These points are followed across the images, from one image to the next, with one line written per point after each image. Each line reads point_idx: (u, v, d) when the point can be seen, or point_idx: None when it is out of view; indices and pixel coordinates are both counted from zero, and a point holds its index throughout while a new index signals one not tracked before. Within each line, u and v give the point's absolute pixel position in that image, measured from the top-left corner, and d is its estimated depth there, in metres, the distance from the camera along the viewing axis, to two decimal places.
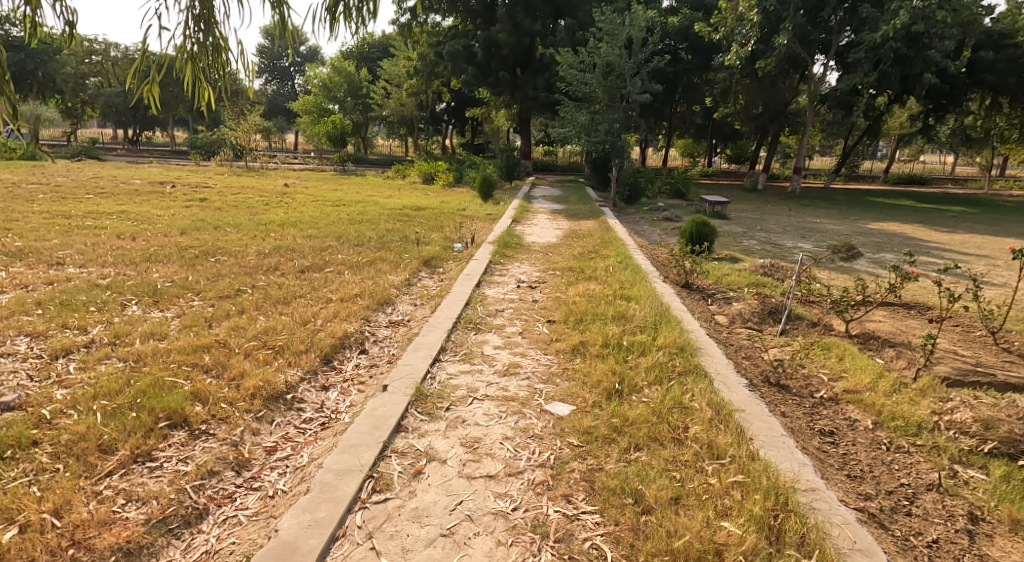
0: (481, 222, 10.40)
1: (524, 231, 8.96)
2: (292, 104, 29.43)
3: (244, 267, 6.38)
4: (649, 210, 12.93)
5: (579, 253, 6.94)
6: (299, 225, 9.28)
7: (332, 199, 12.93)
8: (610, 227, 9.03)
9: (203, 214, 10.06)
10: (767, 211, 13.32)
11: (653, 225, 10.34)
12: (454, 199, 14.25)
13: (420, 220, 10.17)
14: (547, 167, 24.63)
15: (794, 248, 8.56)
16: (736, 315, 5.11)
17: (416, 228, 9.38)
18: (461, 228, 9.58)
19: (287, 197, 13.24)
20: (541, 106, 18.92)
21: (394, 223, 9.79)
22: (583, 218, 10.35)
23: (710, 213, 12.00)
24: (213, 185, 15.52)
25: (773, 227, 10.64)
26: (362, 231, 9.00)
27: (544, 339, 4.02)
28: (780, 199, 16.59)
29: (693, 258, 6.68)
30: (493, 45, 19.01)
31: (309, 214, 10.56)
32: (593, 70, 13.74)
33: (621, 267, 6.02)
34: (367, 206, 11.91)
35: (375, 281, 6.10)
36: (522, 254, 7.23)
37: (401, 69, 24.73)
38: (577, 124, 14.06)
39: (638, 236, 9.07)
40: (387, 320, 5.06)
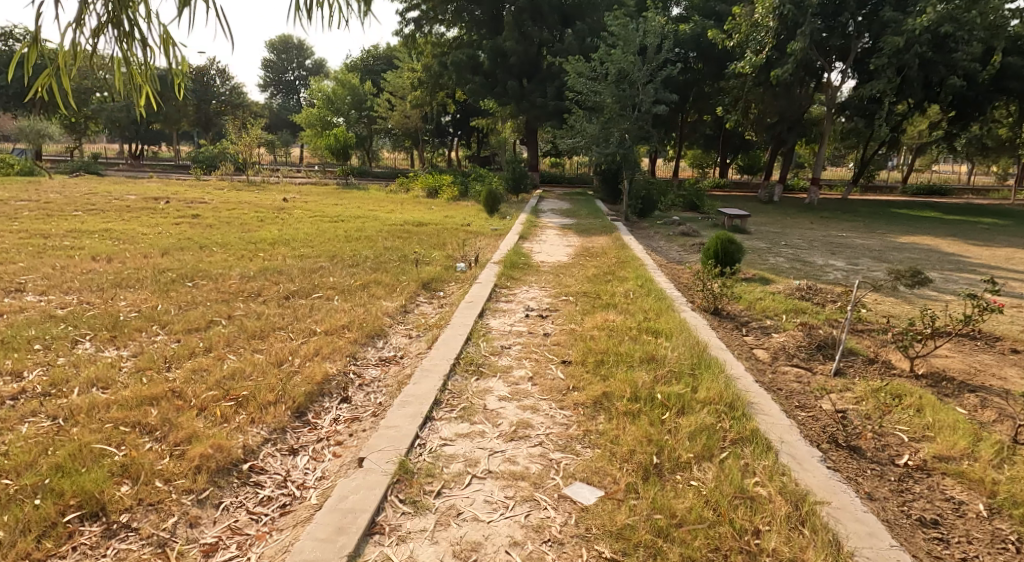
0: (486, 239, 9.78)
1: (533, 249, 8.32)
2: (295, 117, 29.05)
3: (223, 293, 5.76)
4: (663, 224, 12.29)
5: (593, 275, 6.29)
6: (291, 244, 8.70)
7: (331, 215, 12.37)
8: (625, 244, 8.40)
9: (192, 232, 9.51)
10: (788, 225, 12.66)
11: (670, 241, 9.69)
12: (458, 214, 13.66)
13: (421, 238, 9.58)
14: (554, 179, 24.04)
15: (827, 267, 7.90)
16: (778, 349, 4.45)
17: (417, 246, 8.77)
18: (464, 246, 8.97)
19: (285, 213, 12.67)
20: (549, 116, 18.38)
21: (393, 240, 9.20)
22: (596, 234, 9.71)
23: (729, 228, 11.37)
24: (209, 200, 15.00)
25: (799, 243, 9.97)
26: (358, 249, 8.40)
27: (558, 387, 3.37)
28: (799, 211, 15.92)
29: (721, 280, 6.02)
30: (499, 55, 18.53)
31: (304, 231, 9.98)
32: (604, 78, 13.19)
33: (642, 292, 5.36)
34: (366, 222, 11.32)
35: (366, 309, 5.46)
36: (531, 275, 6.59)
37: (405, 81, 24.28)
38: (588, 134, 13.48)
39: (656, 254, 8.42)
40: (377, 357, 4.41)
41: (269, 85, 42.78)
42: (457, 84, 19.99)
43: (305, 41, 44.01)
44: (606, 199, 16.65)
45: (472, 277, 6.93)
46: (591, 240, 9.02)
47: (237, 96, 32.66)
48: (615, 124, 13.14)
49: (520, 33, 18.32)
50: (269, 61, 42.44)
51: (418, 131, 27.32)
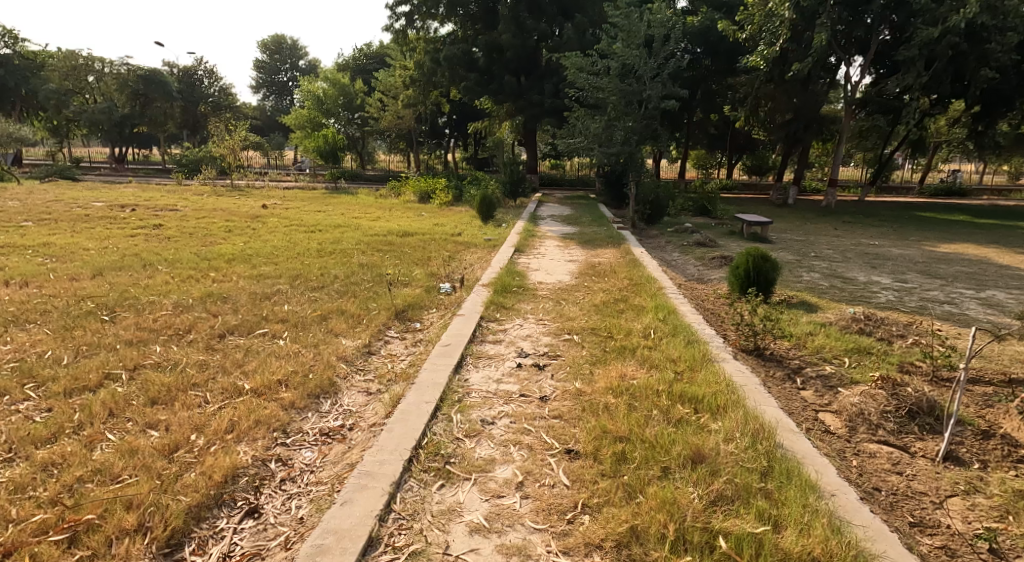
0: (476, 253, 8.68)
1: (529, 266, 7.23)
2: (284, 119, 27.96)
3: (144, 329, 4.66)
4: (675, 231, 11.21)
5: (601, 302, 5.20)
6: (251, 260, 7.61)
7: (309, 224, 11.29)
8: (635, 258, 7.30)
9: (144, 247, 8.40)
10: (810, 232, 11.56)
11: (686, 254, 8.62)
12: (449, 221, 12.57)
13: (403, 252, 8.48)
14: (555, 182, 22.95)
15: (870, 285, 6.82)
16: (853, 413, 3.32)
17: (396, 262, 7.67)
18: (450, 262, 7.88)
19: (258, 222, 11.58)
20: (548, 115, 17.29)
21: (369, 255, 8.10)
22: (600, 246, 8.62)
23: (747, 237, 10.29)
24: (182, 207, 13.92)
25: (831, 254, 8.89)
26: (326, 268, 7.31)
27: (557, 507, 2.29)
28: (818, 216, 14.83)
29: (759, 308, 4.92)
30: (495, 50, 17.44)
31: (273, 244, 8.89)
32: (608, 72, 12.08)
33: (666, 329, 4.25)
34: (345, 232, 10.23)
35: (319, 352, 4.37)
36: (526, 300, 5.48)
37: (397, 80, 23.16)
38: (590, 133, 12.36)
39: (671, 271, 7.33)
40: (317, 429, 3.29)
41: (261, 86, 41.70)
42: (450, 81, 18.89)
43: (297, 41, 42.98)
44: (609, 203, 15.56)
45: (458, 303, 5.84)
46: (596, 254, 7.92)
47: (225, 97, 31.60)
48: (619, 123, 12.03)
49: (516, 27, 17.22)
50: (261, 62, 41.41)
51: (412, 132, 26.26)
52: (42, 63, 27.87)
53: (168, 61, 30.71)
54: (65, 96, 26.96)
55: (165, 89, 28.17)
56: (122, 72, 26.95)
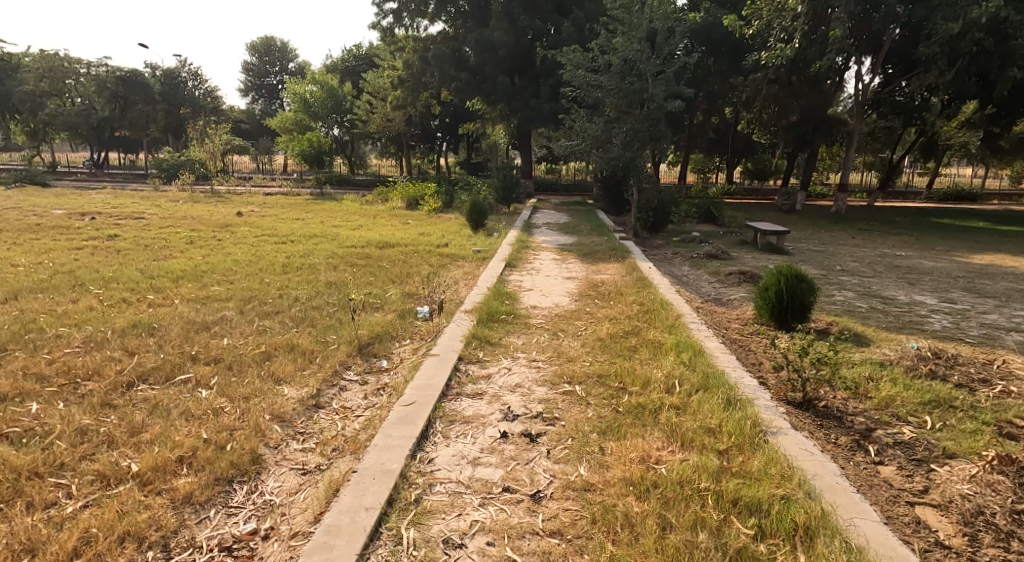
0: (461, 269, 7.74)
1: (521, 284, 6.31)
2: (270, 122, 27.01)
3: (34, 374, 3.72)
4: (681, 240, 10.32)
5: (608, 336, 4.26)
6: (204, 278, 6.67)
7: (282, 234, 10.34)
8: (642, 275, 6.39)
9: (85, 262, 7.42)
10: (827, 241, 10.65)
11: (698, 269, 7.72)
12: (437, 230, 11.63)
13: (379, 268, 7.53)
14: (550, 187, 22.03)
15: (915, 306, 5.89)
16: (970, 513, 2.39)
17: (371, 280, 6.76)
18: (432, 280, 6.93)
19: (227, 232, 10.63)
20: (543, 117, 16.39)
21: (339, 273, 7.14)
22: (601, 260, 7.68)
23: (760, 248, 9.39)
24: (149, 215, 12.96)
25: (859, 268, 7.97)
26: (286, 288, 6.34)
27: None
28: (830, 223, 13.97)
29: (802, 344, 4.01)
30: (485, 47, 16.55)
31: (234, 258, 7.96)
32: (607, 67, 11.17)
33: (694, 378, 3.32)
34: (320, 244, 9.30)
35: (251, 406, 3.42)
36: (516, 331, 4.55)
37: (385, 81, 22.26)
38: (588, 135, 11.45)
39: (684, 289, 6.39)
40: (216, 541, 2.33)
41: (249, 89, 40.74)
42: (440, 82, 17.99)
43: (287, 43, 42.03)
44: (608, 210, 14.65)
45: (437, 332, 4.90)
46: (597, 270, 6.99)
47: (210, 100, 30.64)
48: (620, 123, 11.12)
49: (509, 23, 16.34)
50: (250, 65, 40.47)
51: (402, 135, 25.35)
52: (17, 64, 26.94)
53: (150, 63, 29.78)
54: (41, 98, 26.08)
55: (146, 91, 27.26)
56: (101, 74, 26.04)
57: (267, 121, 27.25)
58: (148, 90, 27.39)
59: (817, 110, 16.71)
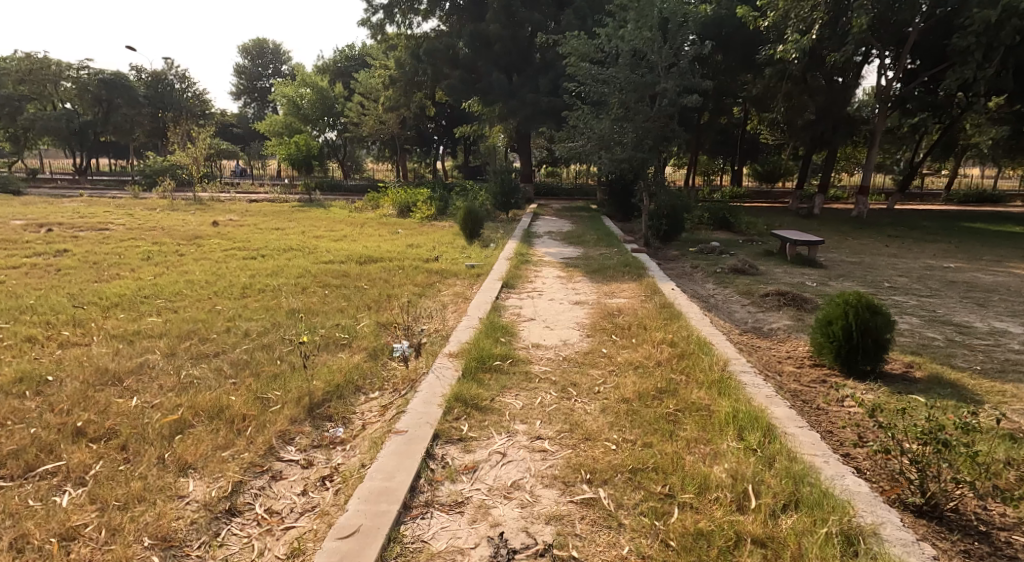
0: (452, 292, 6.69)
1: (519, 312, 5.26)
2: (258, 125, 26.02)
3: None
4: (699, 252, 9.28)
5: (637, 397, 3.22)
6: (143, 305, 5.62)
7: (253, 248, 9.29)
8: (666, 299, 5.34)
9: (10, 284, 6.37)
10: (859, 251, 9.62)
11: (725, 288, 6.68)
12: (427, 241, 10.57)
13: (354, 291, 6.49)
14: (551, 192, 21.02)
15: (1001, 337, 4.85)
16: None
17: (342, 308, 5.72)
18: (414, 309, 5.89)
19: (193, 245, 9.58)
20: (543, 117, 15.40)
21: (306, 298, 6.09)
22: (613, 277, 6.64)
23: (789, 260, 8.35)
24: (114, 226, 11.91)
25: (909, 285, 6.92)
26: (237, 318, 5.29)
27: None
28: (855, 229, 12.94)
29: (907, 409, 2.97)
30: (480, 42, 15.60)
31: (190, 279, 6.92)
32: (613, 59, 10.18)
33: (781, 481, 2.27)
34: (292, 259, 8.26)
35: (125, 523, 2.36)
36: (514, 385, 3.49)
37: (377, 82, 21.27)
38: (593, 135, 10.41)
39: (714, 316, 5.35)
40: None
41: (242, 92, 39.79)
42: (434, 81, 16.99)
43: (280, 45, 41.01)
44: (614, 216, 13.62)
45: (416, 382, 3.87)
46: (609, 291, 5.95)
47: (199, 104, 29.72)
48: (628, 120, 10.10)
49: (507, 17, 15.34)
50: (242, 67, 39.49)
51: (396, 138, 24.35)
52: None
53: (135, 66, 28.81)
54: (20, 102, 25.09)
55: (130, 95, 26.25)
56: (82, 77, 25.03)
57: (256, 124, 26.26)
58: (132, 93, 26.39)
59: (836, 108, 15.70)
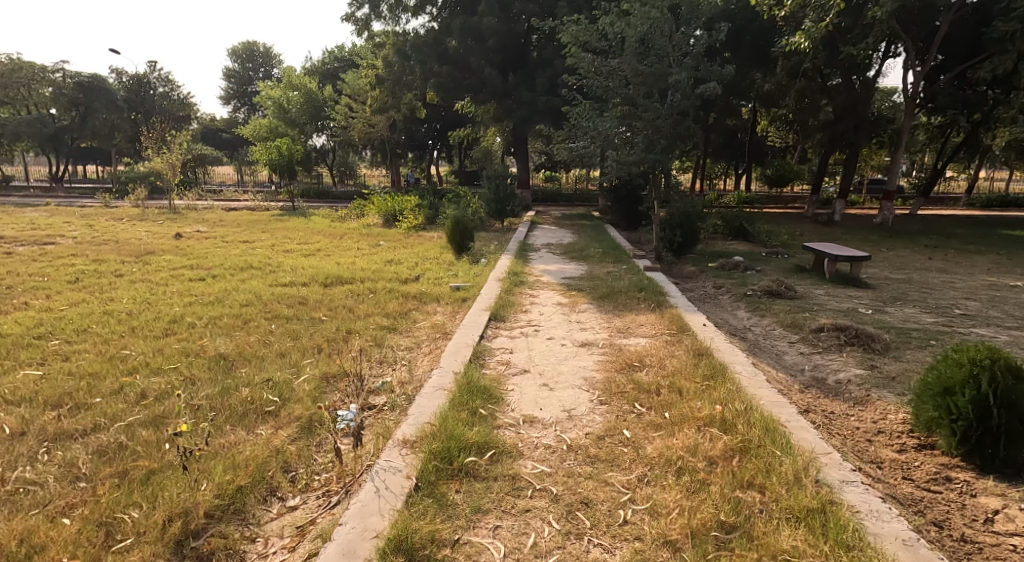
0: (430, 328, 5.48)
1: (509, 360, 4.06)
2: (242, 129, 24.88)
3: None
4: (720, 268, 8.10)
5: (690, 542, 2.07)
6: (28, 349, 4.41)
7: (205, 266, 8.09)
8: (697, 340, 4.12)
9: None
10: (902, 265, 8.44)
11: (763, 320, 5.47)
12: (409, 255, 9.39)
13: (307, 324, 5.27)
14: (550, 197, 19.89)
15: None
16: None
17: (282, 352, 4.50)
18: (379, 354, 4.67)
19: (139, 263, 8.39)
20: (540, 117, 14.26)
21: (243, 336, 4.88)
22: (626, 306, 5.42)
23: (829, 279, 7.17)
24: (64, 240, 10.72)
25: (986, 312, 5.71)
26: (142, 368, 4.08)
27: None
28: (885, 238, 11.76)
29: None
30: (472, 38, 14.45)
31: (111, 308, 5.72)
32: (619, 48, 9.02)
33: None
34: (246, 281, 7.07)
35: None
36: (493, 510, 2.28)
37: (364, 83, 20.17)
38: (596, 135, 9.22)
39: (761, 363, 4.14)
40: None
41: (232, 97, 38.75)
42: (423, 80, 15.84)
43: (271, 48, 39.90)
44: (619, 225, 12.45)
45: (357, 482, 2.68)
46: (624, 327, 4.75)
47: (183, 107, 28.71)
48: (637, 118, 8.93)
49: (500, 10, 14.18)
50: (231, 71, 38.37)
51: (387, 142, 23.24)
52: None
53: (116, 68, 27.71)
54: None
55: (109, 98, 25.15)
56: (57, 80, 23.93)
57: (240, 128, 25.13)
58: (111, 97, 25.28)
59: (858, 106, 14.56)
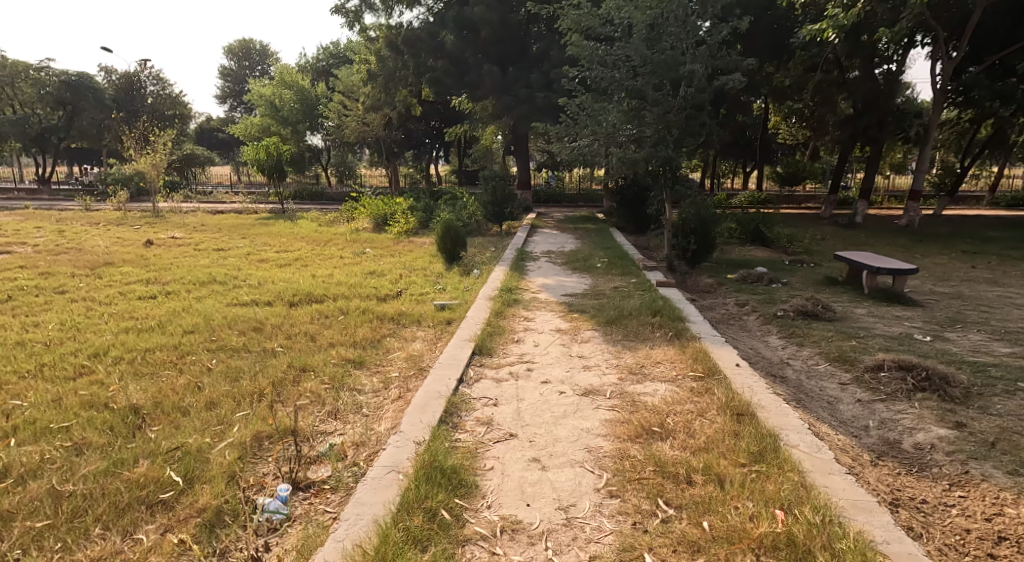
0: (403, 362, 4.60)
1: (494, 417, 3.19)
2: (234, 129, 24.06)
3: None
4: (741, 281, 7.22)
5: None
6: None
7: (162, 281, 7.21)
8: (735, 391, 3.21)
9: None
10: (944, 276, 7.53)
11: (803, 351, 4.56)
12: (395, 266, 8.52)
13: (255, 360, 4.38)
14: (553, 198, 19.02)
15: None
16: None
17: (212, 401, 3.62)
18: (334, 401, 3.79)
19: (91, 276, 7.51)
20: (540, 114, 13.36)
21: (170, 378, 3.98)
22: (637, 336, 4.53)
23: (869, 295, 6.27)
24: (23, 248, 9.87)
25: None
26: (23, 429, 3.20)
27: None
28: (915, 243, 10.83)
29: None
30: (468, 29, 13.56)
31: (26, 337, 4.81)
32: (626, 33, 8.11)
33: None
34: (201, 299, 6.18)
35: None
36: None
37: (356, 79, 19.33)
38: (601, 131, 8.31)
39: (816, 420, 3.25)
40: None
41: (228, 96, 37.94)
42: (416, 74, 14.97)
43: (267, 46, 39.08)
44: (625, 229, 11.56)
45: None
46: (636, 367, 3.86)
47: (176, 106, 27.99)
48: (646, 113, 8.03)
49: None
50: (227, 69, 37.50)
51: (382, 140, 22.38)
52: None
53: (105, 66, 26.88)
54: None
55: (96, 97, 24.36)
56: (42, 78, 23.15)
57: (231, 128, 24.29)
58: (99, 95, 24.52)
59: (881, 99, 13.61)
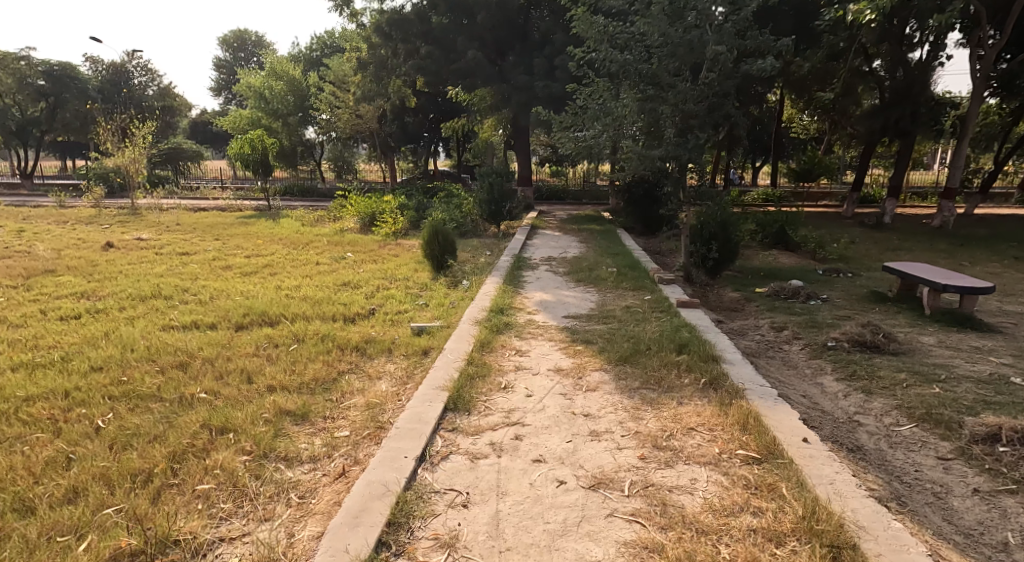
0: (359, 414, 3.60)
1: (461, 535, 2.17)
2: (223, 121, 23.08)
3: None
4: (772, 297, 6.20)
5: None
6: None
7: (98, 294, 6.21)
8: (817, 501, 2.18)
9: None
10: (1008, 289, 6.51)
11: (876, 404, 3.52)
12: (375, 275, 7.53)
13: (160, 413, 3.36)
14: (555, 195, 18.04)
15: None
16: None
17: (74, 491, 2.61)
18: (252, 482, 2.81)
19: (23, 286, 6.52)
20: (541, 104, 12.35)
21: (34, 447, 2.96)
22: (658, 386, 3.51)
23: (931, 317, 5.26)
24: None
25: None
26: None
27: None
28: (957, 246, 9.80)
29: None
30: (463, 12, 12.57)
31: None
32: (643, 7, 7.08)
33: None
34: (133, 320, 5.17)
35: None
36: None
37: (348, 69, 18.34)
38: (611, 121, 7.27)
39: (934, 538, 2.22)
40: None
41: (222, 88, 36.96)
42: (407, 62, 13.97)
43: (262, 37, 38.09)
44: (635, 230, 10.56)
45: None
46: (660, 436, 2.85)
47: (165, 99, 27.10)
48: (661, 102, 6.99)
49: None
50: (221, 61, 36.54)
51: (377, 134, 21.39)
52: None
53: (89, 56, 25.71)
54: None
55: (80, 88, 23.46)
56: (23, 69, 21.82)
57: (220, 120, 23.31)
58: (82, 86, 23.62)
59: (914, 89, 12.51)
